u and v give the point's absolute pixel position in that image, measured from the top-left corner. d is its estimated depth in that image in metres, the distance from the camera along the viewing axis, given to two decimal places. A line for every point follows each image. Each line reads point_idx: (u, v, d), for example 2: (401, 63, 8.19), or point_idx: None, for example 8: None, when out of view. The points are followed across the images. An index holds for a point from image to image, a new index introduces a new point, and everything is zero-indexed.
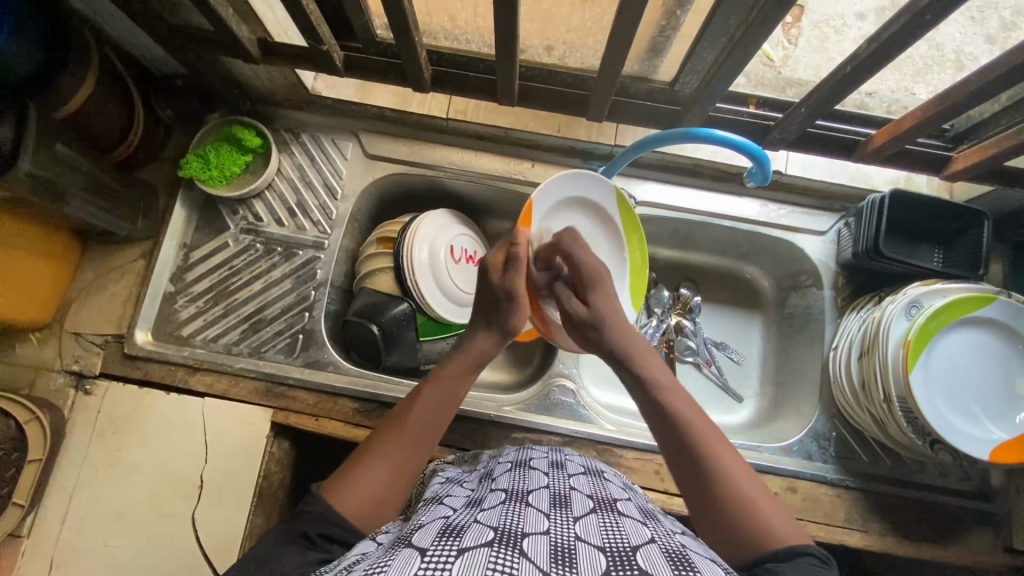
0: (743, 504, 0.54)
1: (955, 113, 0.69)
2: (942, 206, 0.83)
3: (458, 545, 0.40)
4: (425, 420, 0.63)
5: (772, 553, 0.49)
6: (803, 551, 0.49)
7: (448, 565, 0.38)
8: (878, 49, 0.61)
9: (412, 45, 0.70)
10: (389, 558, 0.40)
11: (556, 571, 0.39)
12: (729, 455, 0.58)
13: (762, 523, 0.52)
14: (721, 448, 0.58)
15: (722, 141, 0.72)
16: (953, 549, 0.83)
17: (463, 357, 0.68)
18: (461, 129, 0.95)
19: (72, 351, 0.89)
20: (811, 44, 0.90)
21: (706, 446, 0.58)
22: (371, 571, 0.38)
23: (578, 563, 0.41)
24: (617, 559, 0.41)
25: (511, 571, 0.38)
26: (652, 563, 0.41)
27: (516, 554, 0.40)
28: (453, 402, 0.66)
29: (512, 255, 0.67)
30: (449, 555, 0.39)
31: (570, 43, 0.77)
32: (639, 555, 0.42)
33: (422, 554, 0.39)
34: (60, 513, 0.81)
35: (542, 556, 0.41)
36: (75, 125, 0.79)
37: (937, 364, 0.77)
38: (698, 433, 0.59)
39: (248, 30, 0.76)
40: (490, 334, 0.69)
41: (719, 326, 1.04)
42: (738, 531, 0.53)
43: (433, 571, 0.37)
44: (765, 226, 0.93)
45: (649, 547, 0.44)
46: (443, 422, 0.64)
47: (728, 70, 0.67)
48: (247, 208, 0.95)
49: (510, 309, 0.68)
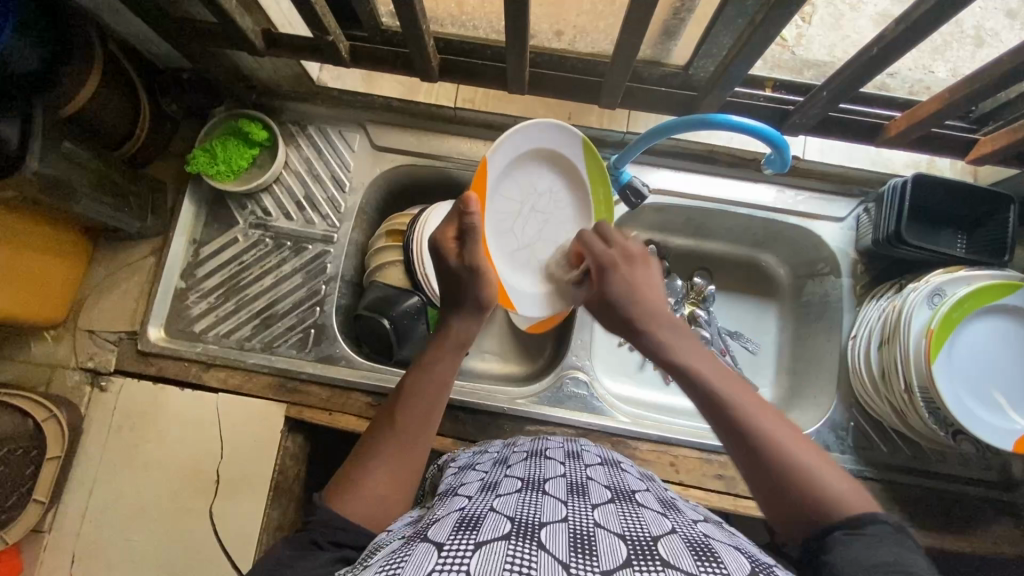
0: (793, 470, 0.47)
1: (984, 94, 0.66)
2: (970, 192, 0.81)
3: (476, 539, 0.40)
4: (414, 412, 0.62)
5: (841, 520, 0.42)
6: (868, 519, 0.42)
7: (466, 561, 0.37)
8: (906, 29, 0.58)
9: (418, 33, 0.68)
10: (406, 553, 0.40)
11: (576, 563, 0.38)
12: (767, 423, 0.50)
13: (814, 487, 0.45)
14: (766, 416, 0.50)
15: (737, 128, 0.70)
16: (976, 540, 0.82)
17: (442, 343, 0.66)
18: (469, 118, 0.94)
19: (87, 348, 0.89)
20: (825, 22, 0.86)
21: (752, 416, 0.50)
22: (390, 568, 0.38)
23: (598, 551, 0.40)
24: (637, 549, 0.41)
25: (530, 564, 0.37)
26: (675, 554, 0.41)
27: (534, 546, 0.40)
28: (444, 390, 0.64)
29: (465, 227, 0.65)
30: (466, 550, 0.38)
31: (580, 27, 0.75)
32: (660, 544, 0.42)
33: (440, 548, 0.39)
34: (80, 508, 0.82)
35: (561, 547, 0.40)
36: (83, 120, 0.78)
37: (962, 354, 0.75)
38: (735, 400, 0.52)
39: (252, 21, 0.75)
40: (467, 317, 0.67)
41: (735, 314, 1.03)
42: (801, 503, 0.45)
43: (450, 568, 0.37)
44: (782, 213, 0.91)
45: (670, 537, 0.43)
46: (434, 414, 0.63)
47: (748, 53, 0.65)
48: (255, 202, 0.94)
49: (475, 281, 0.66)
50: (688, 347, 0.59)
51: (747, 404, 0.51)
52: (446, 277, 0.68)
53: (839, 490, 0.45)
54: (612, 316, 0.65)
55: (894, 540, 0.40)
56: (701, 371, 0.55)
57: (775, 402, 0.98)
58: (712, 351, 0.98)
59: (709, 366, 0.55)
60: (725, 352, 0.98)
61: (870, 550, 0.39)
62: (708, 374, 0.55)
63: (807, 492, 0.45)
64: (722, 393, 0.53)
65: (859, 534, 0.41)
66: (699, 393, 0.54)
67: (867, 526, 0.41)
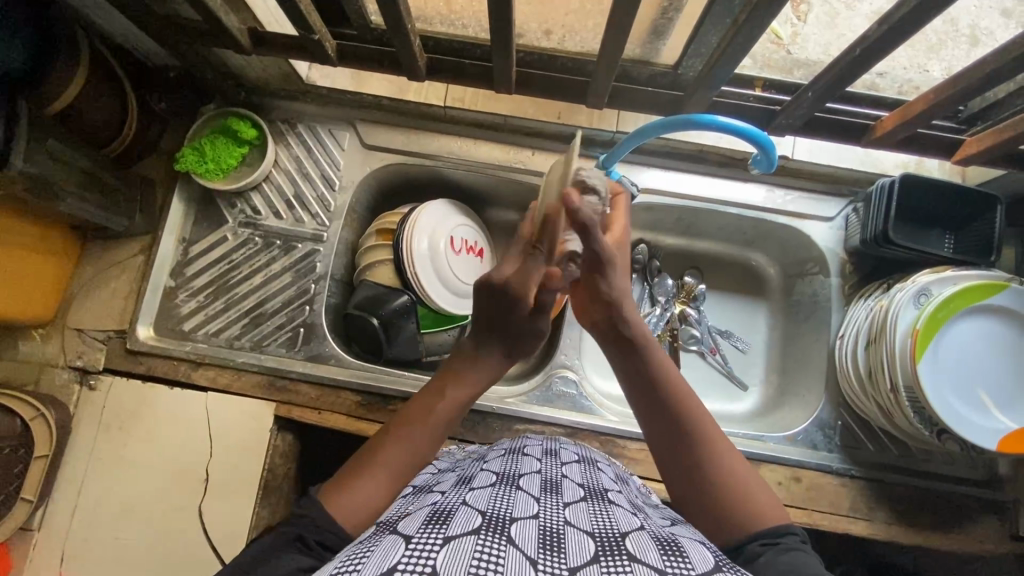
0: (729, 482, 0.53)
1: (969, 95, 0.66)
2: (956, 192, 0.81)
3: (445, 533, 0.40)
4: (428, 428, 0.60)
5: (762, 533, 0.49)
6: (787, 532, 0.49)
7: (433, 553, 0.37)
8: (890, 30, 0.58)
9: (405, 32, 0.68)
10: (374, 546, 0.40)
11: (544, 559, 0.39)
12: (714, 441, 0.56)
13: (743, 502, 0.52)
14: (714, 435, 0.56)
15: (725, 128, 0.70)
16: (960, 539, 0.83)
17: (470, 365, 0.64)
18: (459, 117, 0.93)
19: (75, 347, 0.89)
20: (821, 21, 0.87)
21: (701, 434, 0.56)
22: (356, 560, 0.38)
23: (566, 549, 0.40)
24: (605, 545, 0.41)
25: (497, 560, 0.38)
26: (642, 548, 0.41)
27: (503, 541, 0.40)
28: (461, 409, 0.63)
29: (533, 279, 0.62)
30: (434, 543, 0.39)
31: (569, 26, 0.75)
32: (628, 539, 0.42)
33: (407, 541, 0.39)
34: (69, 507, 0.82)
35: (530, 543, 0.40)
36: (70, 119, 0.78)
37: (949, 353, 0.75)
38: (691, 418, 0.57)
39: (238, 19, 0.74)
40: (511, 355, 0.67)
41: (726, 314, 1.03)
42: (729, 517, 0.52)
43: (417, 560, 0.37)
44: (772, 213, 0.92)
45: (639, 534, 0.44)
46: (444, 434, 0.61)
47: (733, 53, 0.65)
48: (244, 201, 0.94)
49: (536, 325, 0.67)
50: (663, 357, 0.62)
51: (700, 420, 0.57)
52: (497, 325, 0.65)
53: (762, 503, 0.52)
54: (594, 313, 0.66)
55: (794, 546, 0.48)
56: (668, 384, 0.59)
57: (765, 401, 0.98)
58: (700, 350, 0.99)
59: (676, 381, 0.60)
60: (714, 351, 0.99)
61: (779, 556, 0.46)
62: (672, 387, 0.59)
63: (737, 506, 0.52)
64: (684, 413, 0.57)
65: (775, 545, 0.48)
66: (660, 401, 0.59)
67: (785, 539, 0.49)
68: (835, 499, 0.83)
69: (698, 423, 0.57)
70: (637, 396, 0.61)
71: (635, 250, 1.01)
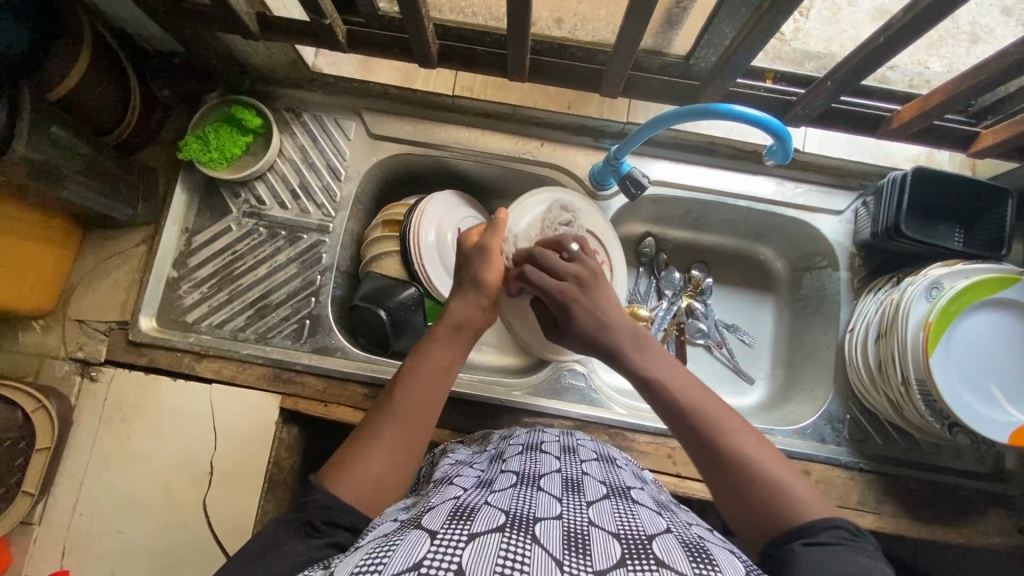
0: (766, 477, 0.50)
1: (989, 86, 0.65)
2: (966, 186, 0.81)
3: (469, 530, 0.39)
4: (417, 392, 0.61)
5: (804, 529, 0.46)
6: (834, 526, 0.45)
7: (458, 551, 0.37)
8: (913, 19, 0.58)
9: (418, 18, 0.67)
10: (398, 540, 0.39)
11: (570, 559, 0.38)
12: (743, 439, 0.53)
13: (785, 497, 0.48)
14: (740, 433, 0.53)
15: (741, 117, 0.69)
16: (968, 532, 0.83)
17: (448, 326, 0.66)
18: (467, 107, 0.92)
19: (76, 338, 0.87)
20: (823, 16, 0.85)
21: (727, 432, 0.53)
22: (381, 553, 0.37)
23: (592, 551, 0.40)
24: (631, 548, 0.40)
25: (523, 558, 0.37)
26: (669, 552, 0.40)
27: (528, 540, 0.39)
28: (446, 373, 0.63)
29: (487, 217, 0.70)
30: (459, 540, 0.38)
31: (581, 14, 0.74)
32: (654, 543, 0.41)
33: (433, 536, 0.39)
34: (70, 500, 0.81)
35: (555, 543, 0.40)
36: (71, 105, 0.76)
37: (960, 346, 0.75)
38: (714, 419, 0.54)
39: (246, 4, 0.73)
40: (471, 300, 0.68)
41: (732, 307, 1.03)
42: (767, 515, 0.48)
43: (443, 555, 0.36)
44: (781, 206, 0.91)
45: (665, 537, 0.43)
46: (438, 400, 0.62)
47: (751, 44, 0.64)
48: (248, 190, 0.93)
49: (486, 265, 0.69)
50: (662, 362, 0.60)
51: (717, 420, 0.54)
52: (462, 262, 0.71)
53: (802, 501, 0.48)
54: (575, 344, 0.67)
55: (841, 542, 0.44)
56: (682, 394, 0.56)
57: (771, 395, 0.98)
58: (707, 344, 0.99)
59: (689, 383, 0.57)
60: (721, 344, 0.99)
61: (828, 557, 0.42)
62: (689, 393, 0.56)
63: (778, 504, 0.48)
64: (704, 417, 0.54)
65: (817, 543, 0.44)
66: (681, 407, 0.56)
67: (825, 535, 0.45)
68: (844, 492, 0.83)
69: (714, 421, 0.54)
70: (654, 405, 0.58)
71: (642, 242, 1.01)
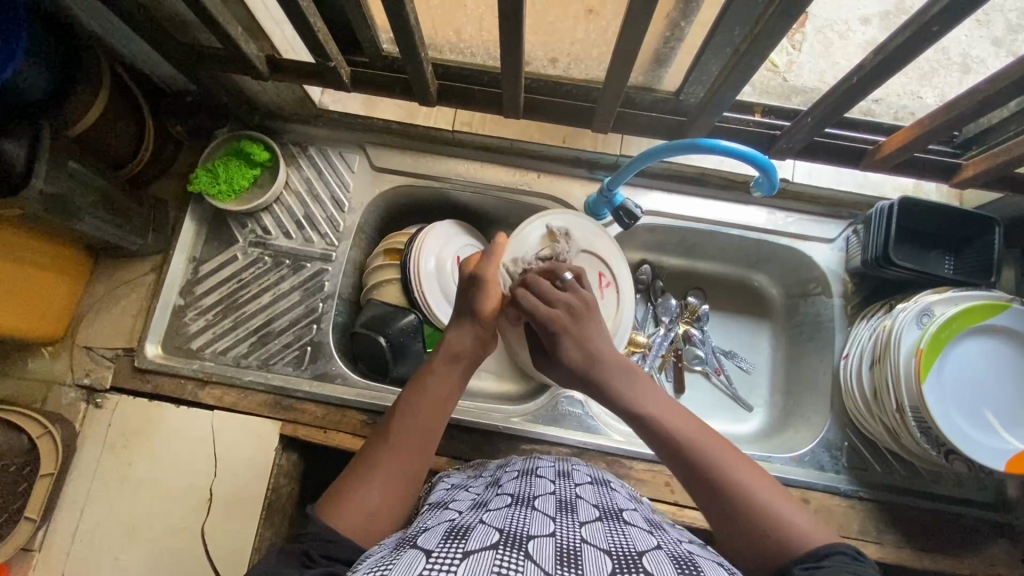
0: (763, 511, 0.51)
1: (963, 121, 0.68)
2: (952, 214, 0.82)
3: (464, 547, 0.41)
4: (413, 424, 0.62)
5: (807, 555, 0.47)
6: (836, 551, 0.46)
7: (454, 565, 0.38)
8: (884, 60, 0.61)
9: (418, 60, 0.71)
10: (395, 558, 0.40)
11: (561, 573, 0.39)
12: (737, 466, 0.54)
13: (784, 523, 0.50)
14: (732, 461, 0.55)
15: (727, 151, 0.71)
16: (972, 563, 0.82)
17: (445, 360, 0.67)
18: (467, 141, 0.96)
19: (83, 365, 0.89)
20: (815, 50, 0.90)
21: (718, 460, 0.55)
22: (377, 571, 0.39)
23: (584, 566, 0.40)
24: (622, 563, 0.41)
25: (516, 573, 0.38)
26: (659, 566, 0.41)
27: (521, 556, 0.40)
28: (440, 407, 0.64)
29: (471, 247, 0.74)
30: (455, 556, 0.39)
31: (573, 54, 0.77)
32: (644, 558, 0.42)
33: (428, 554, 0.40)
34: (70, 526, 0.82)
35: (548, 558, 0.40)
36: (87, 141, 0.80)
37: (952, 374, 0.75)
38: (702, 443, 0.56)
39: (257, 47, 0.77)
40: (466, 331, 0.70)
41: (729, 334, 1.04)
42: (768, 543, 0.49)
43: (438, 572, 0.37)
44: (774, 234, 0.93)
45: (656, 553, 0.44)
46: (435, 428, 0.63)
47: (733, 81, 0.67)
48: (255, 221, 0.96)
49: (478, 293, 0.71)
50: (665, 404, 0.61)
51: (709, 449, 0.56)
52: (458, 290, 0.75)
53: (803, 523, 0.49)
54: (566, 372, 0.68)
55: (843, 569, 0.44)
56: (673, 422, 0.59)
57: (770, 422, 0.98)
58: (705, 370, 1.00)
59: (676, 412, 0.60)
60: (718, 371, 0.99)
61: None
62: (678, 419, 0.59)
63: (772, 531, 0.49)
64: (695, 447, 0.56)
65: (817, 568, 0.45)
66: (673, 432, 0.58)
67: (828, 559, 0.46)
68: (844, 521, 0.83)
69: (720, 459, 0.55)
70: (646, 433, 0.60)
71: (639, 271, 1.03)
